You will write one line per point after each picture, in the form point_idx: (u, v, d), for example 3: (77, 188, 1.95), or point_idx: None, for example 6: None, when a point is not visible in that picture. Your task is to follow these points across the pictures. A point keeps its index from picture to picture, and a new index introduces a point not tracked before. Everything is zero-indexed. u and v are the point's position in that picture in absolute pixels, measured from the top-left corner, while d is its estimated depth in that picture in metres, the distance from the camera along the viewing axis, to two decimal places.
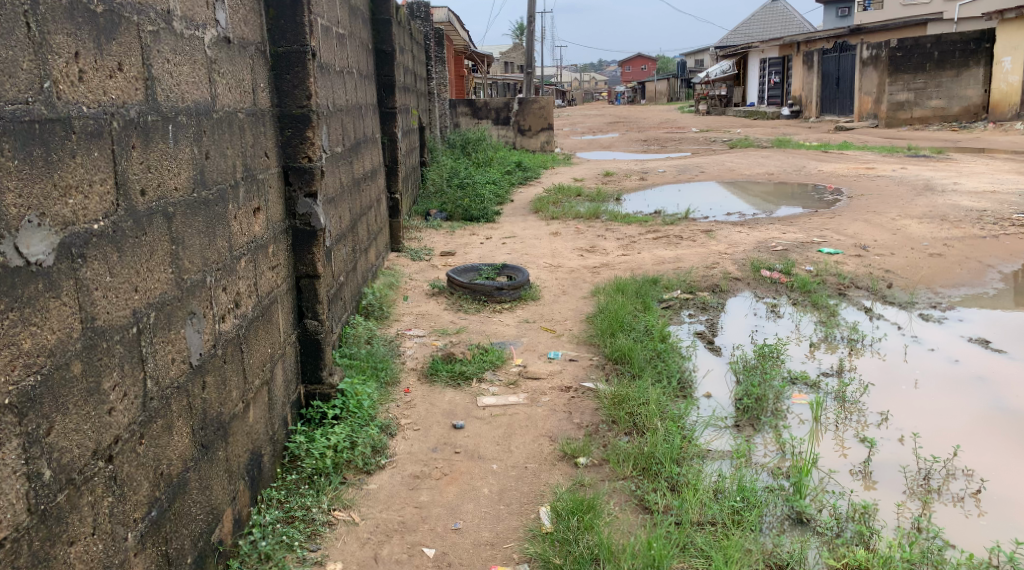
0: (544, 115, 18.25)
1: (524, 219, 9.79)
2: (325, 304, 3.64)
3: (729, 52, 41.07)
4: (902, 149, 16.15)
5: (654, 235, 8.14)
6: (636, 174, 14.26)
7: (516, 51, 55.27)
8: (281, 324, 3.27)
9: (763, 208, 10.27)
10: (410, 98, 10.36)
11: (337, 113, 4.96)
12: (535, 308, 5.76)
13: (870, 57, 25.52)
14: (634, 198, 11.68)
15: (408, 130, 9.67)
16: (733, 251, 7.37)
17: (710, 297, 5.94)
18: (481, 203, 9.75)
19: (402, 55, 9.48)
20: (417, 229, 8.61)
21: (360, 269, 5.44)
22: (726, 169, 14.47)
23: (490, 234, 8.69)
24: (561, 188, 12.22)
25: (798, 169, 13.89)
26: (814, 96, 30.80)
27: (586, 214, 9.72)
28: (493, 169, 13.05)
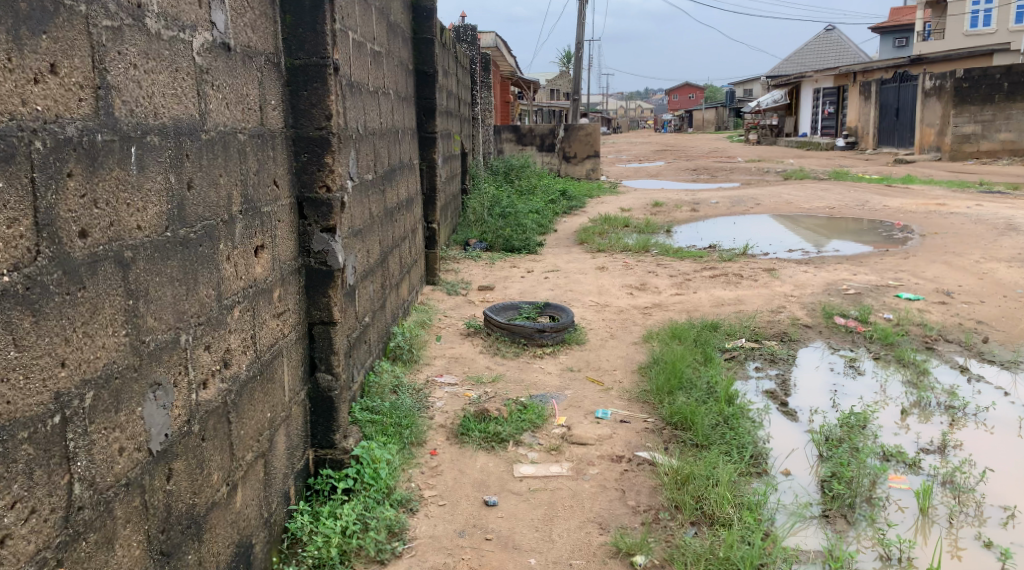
0: (590, 143, 17.80)
1: (569, 250, 9.27)
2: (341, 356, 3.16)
3: (782, 81, 40.24)
4: (972, 184, 15.27)
5: (710, 272, 7.55)
6: (687, 204, 13.64)
7: (562, 78, 55.05)
8: (286, 381, 2.78)
9: (827, 244, 9.60)
10: (452, 122, 9.97)
11: (369, 137, 4.52)
12: (582, 354, 5.21)
13: (933, 88, 24.57)
14: (686, 230, 11.08)
15: (449, 155, 9.24)
16: (799, 293, 6.74)
17: (779, 348, 5.33)
18: (524, 233, 9.26)
19: (445, 78, 9.09)
20: (455, 260, 8.13)
21: (389, 307, 4.96)
22: (782, 202, 13.79)
23: (532, 266, 8.18)
24: (608, 219, 11.67)
25: (861, 203, 13.13)
26: (872, 127, 29.83)
27: (635, 247, 9.16)
28: (537, 198, 12.56)
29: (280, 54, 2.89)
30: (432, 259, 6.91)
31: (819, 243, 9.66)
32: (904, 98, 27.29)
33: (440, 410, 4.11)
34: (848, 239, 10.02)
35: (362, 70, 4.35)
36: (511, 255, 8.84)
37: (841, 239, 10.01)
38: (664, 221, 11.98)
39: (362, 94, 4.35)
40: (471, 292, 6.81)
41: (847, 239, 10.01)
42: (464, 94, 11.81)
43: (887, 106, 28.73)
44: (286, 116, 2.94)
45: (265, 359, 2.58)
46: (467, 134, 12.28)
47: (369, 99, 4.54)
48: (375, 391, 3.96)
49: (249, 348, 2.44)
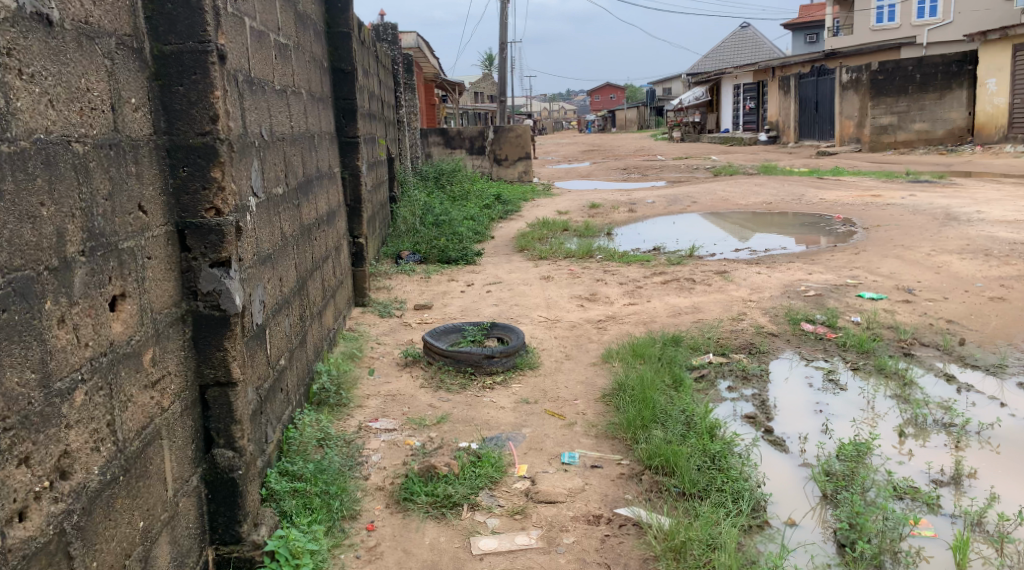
0: (521, 144, 17.31)
1: (509, 259, 8.68)
2: (247, 424, 2.51)
3: (702, 79, 40.63)
4: (900, 174, 15.27)
5: (662, 278, 7.07)
6: (625, 204, 13.23)
7: (484, 81, 54.56)
8: (167, 472, 2.14)
9: (772, 242, 9.26)
10: (376, 126, 9.27)
11: (277, 146, 3.84)
12: (536, 381, 4.63)
13: (850, 81, 24.95)
14: (627, 232, 10.64)
15: (374, 162, 8.54)
16: (759, 297, 6.31)
17: (750, 363, 4.83)
18: (459, 243, 8.64)
19: (365, 79, 8.39)
20: (386, 275, 7.44)
21: (310, 341, 4.26)
22: (718, 198, 13.50)
23: (471, 279, 7.56)
24: (546, 223, 11.15)
25: (797, 196, 12.93)
26: (793, 121, 30.22)
27: (578, 253, 8.64)
28: (470, 203, 11.94)
29: (142, 36, 2.19)
30: (360, 277, 6.22)
31: (764, 241, 9.32)
32: (822, 91, 27.70)
33: (376, 466, 3.48)
34: (793, 236, 9.71)
35: (263, 66, 3.66)
36: (447, 267, 8.21)
37: (785, 236, 9.70)
38: (603, 223, 11.53)
39: (266, 93, 3.66)
40: (407, 313, 6.16)
41: (791, 235, 9.70)
42: (386, 95, 11.11)
43: (806, 100, 29.13)
44: (154, 118, 2.24)
45: (130, 452, 1.96)
46: (393, 138, 11.57)
47: (275, 100, 3.85)
48: (296, 451, 3.39)
49: (105, 440, 1.86)
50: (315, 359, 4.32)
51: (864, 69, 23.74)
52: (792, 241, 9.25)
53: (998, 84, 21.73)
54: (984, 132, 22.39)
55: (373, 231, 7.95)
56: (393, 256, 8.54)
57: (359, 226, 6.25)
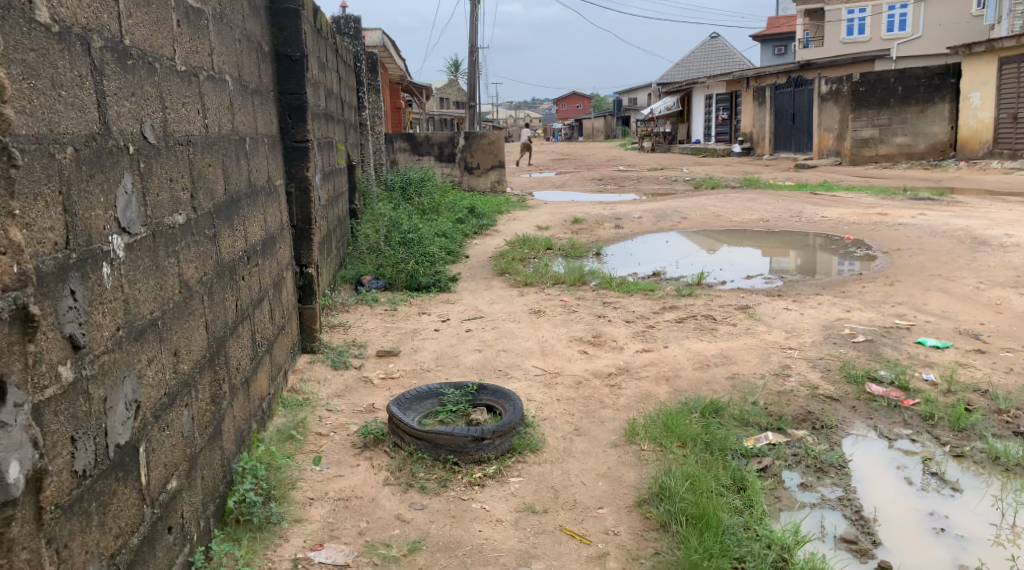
0: (494, 152, 16.19)
1: (489, 286, 7.50)
2: None
3: (674, 89, 39.92)
4: (897, 191, 14.36)
5: (675, 315, 5.95)
6: (609, 219, 12.11)
7: (451, 87, 53.38)
8: None
9: (784, 268, 8.20)
10: (335, 130, 8.05)
11: (178, 152, 2.65)
12: (542, 474, 3.46)
13: (829, 92, 24.02)
14: (618, 253, 9.52)
15: (332, 171, 7.31)
16: (798, 343, 5.21)
17: (822, 450, 3.66)
18: (431, 266, 7.44)
19: (321, 72, 7.15)
20: (345, 307, 6.21)
21: (230, 426, 3.06)
22: (709, 213, 12.41)
23: (446, 312, 6.36)
24: (527, 241, 10.00)
25: (796, 213, 11.92)
26: (767, 133, 29.36)
27: (568, 279, 7.49)
28: (442, 217, 10.75)
29: None
30: (308, 317, 4.95)
31: (775, 268, 8.25)
32: (798, 103, 26.91)
33: None
34: (804, 260, 8.67)
35: (155, 34, 2.48)
36: (417, 295, 6.99)
37: (795, 261, 8.65)
38: (589, 242, 10.41)
39: (158, 74, 2.48)
40: (370, 360, 4.94)
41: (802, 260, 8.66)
42: (347, 95, 9.88)
43: (781, 111, 28.38)
44: None
45: None
46: (354, 144, 10.34)
47: (174, 84, 2.65)
48: None
49: None
50: (232, 456, 3.07)
51: (845, 80, 22.91)
52: (810, 266, 8.17)
53: (982, 98, 21.06)
54: (967, 148, 21.69)
55: (329, 253, 6.70)
56: (354, 281, 7.30)
57: (308, 252, 4.98)
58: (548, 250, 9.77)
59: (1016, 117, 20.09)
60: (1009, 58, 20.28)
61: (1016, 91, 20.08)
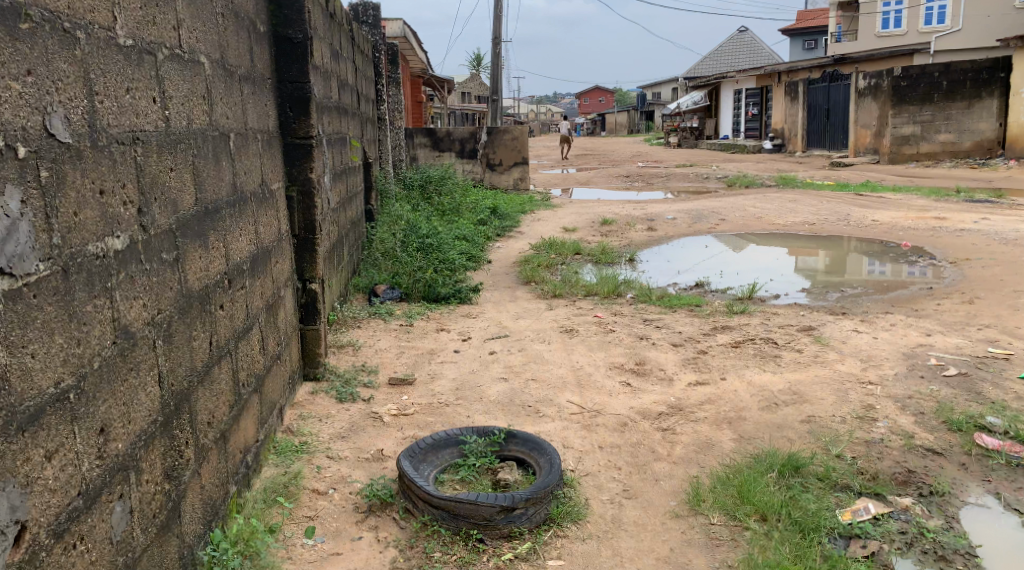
0: (517, 147, 15.49)
1: (515, 298, 6.80)
2: None
3: (702, 84, 38.97)
4: (947, 192, 13.47)
5: (728, 338, 5.22)
6: (641, 221, 11.37)
7: (473, 81, 52.73)
8: None
9: (841, 281, 7.44)
10: (349, 125, 7.39)
11: (116, 151, 1.98)
12: (588, 557, 2.77)
13: (868, 87, 22.90)
14: (653, 259, 8.79)
15: (344, 169, 6.65)
16: (878, 377, 4.47)
17: (938, 528, 2.94)
18: (451, 276, 6.76)
19: (332, 61, 6.49)
20: (355, 324, 5.55)
21: (195, 504, 2.39)
22: (748, 216, 11.61)
23: (468, 330, 5.68)
24: (554, 245, 9.29)
25: (842, 216, 11.11)
26: (799, 129, 28.30)
27: (602, 290, 6.78)
28: (463, 219, 10.08)
29: None
30: (311, 340, 4.25)
31: (831, 280, 7.49)
32: (832, 98, 25.89)
33: None
34: (860, 271, 7.90)
35: None
36: (436, 308, 6.31)
37: (851, 272, 7.88)
38: (621, 247, 9.67)
39: (82, 46, 1.83)
40: (381, 390, 4.27)
41: (859, 271, 7.90)
42: (364, 88, 9.23)
43: (814, 107, 27.36)
44: None
45: None
46: (371, 140, 9.69)
47: (112, 60, 1.98)
48: None
49: None
50: (195, 539, 2.43)
51: (884, 74, 21.86)
52: (869, 279, 7.41)
53: None
54: (1017, 146, 20.55)
55: (339, 261, 6.04)
56: (367, 291, 6.64)
57: (312, 266, 4.27)
58: (577, 256, 9.05)
59: None
60: None
61: None
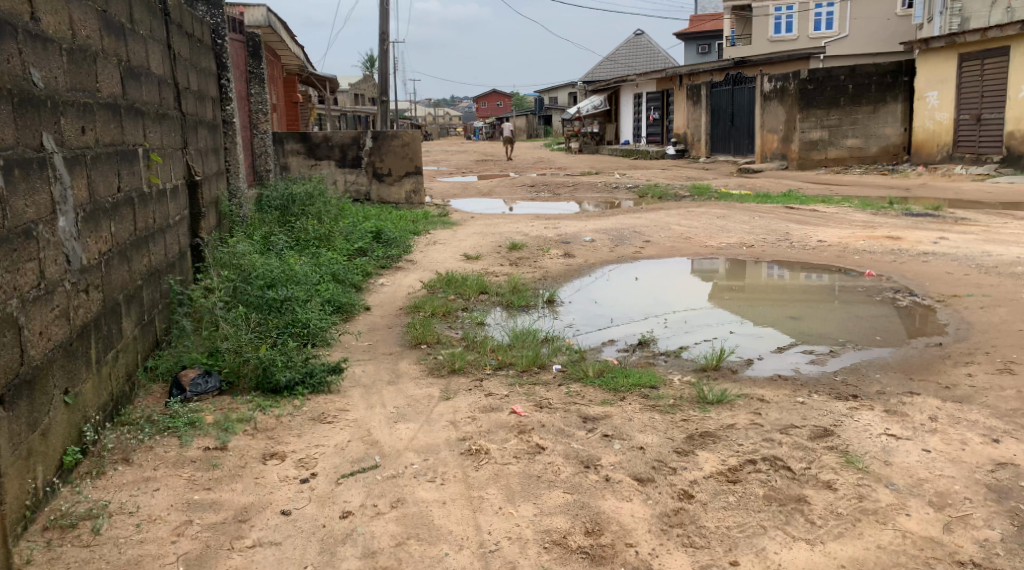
0: (408, 155, 13.42)
1: (394, 379, 4.80)
2: None
3: (601, 87, 37.85)
4: (882, 203, 12.18)
5: (714, 457, 3.38)
6: (554, 245, 9.54)
7: (364, 84, 50.27)
8: None
9: (789, 314, 6.35)
10: (150, 136, 5.24)
11: None
12: None
13: (772, 90, 21.53)
14: (576, 300, 6.96)
15: (129, 200, 4.47)
16: (977, 547, 2.73)
17: None
18: (297, 353, 4.72)
19: (102, 39, 4.38)
20: (128, 462, 3.45)
21: None
22: (677, 234, 9.95)
23: (314, 455, 3.64)
24: (452, 284, 7.32)
25: (783, 233, 9.55)
26: (703, 134, 27.28)
27: (519, 363, 4.86)
28: (335, 249, 7.96)
29: None
30: None
31: (778, 314, 6.39)
32: (736, 102, 24.97)
33: None
34: (801, 300, 6.85)
35: None
36: (271, 409, 4.22)
37: (792, 302, 6.81)
38: (532, 282, 7.75)
39: None
40: None
41: (830, 312, 6.36)
42: (189, 83, 7.06)
43: (717, 111, 26.45)
44: None
45: None
46: (205, 152, 7.50)
47: None
48: None
49: None
50: None
51: (791, 76, 20.44)
52: (851, 325, 5.86)
53: (940, 98, 19.31)
54: (923, 151, 19.85)
55: (107, 349, 3.89)
56: (170, 379, 4.48)
57: None
58: (480, 298, 7.11)
59: (979, 118, 18.39)
60: (969, 54, 18.55)
61: (977, 90, 18.42)
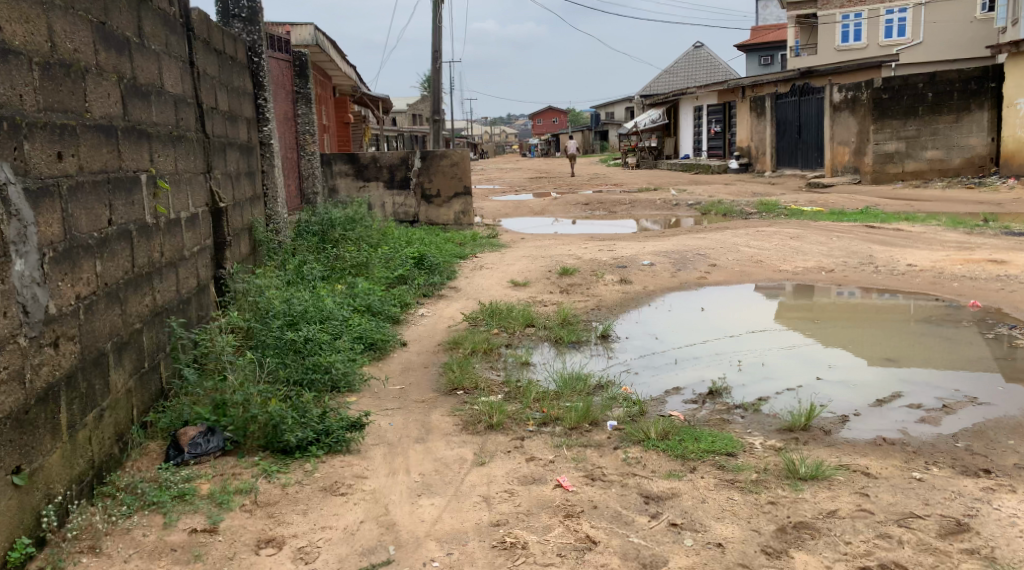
0: (457, 174, 12.88)
1: (424, 436, 4.16)
2: None
3: (660, 101, 36.98)
4: (974, 220, 11.12)
5: (814, 563, 2.65)
6: (611, 270, 8.83)
7: (421, 103, 50.41)
8: None
9: (863, 339, 5.90)
10: (159, 161, 4.75)
11: None
12: None
13: (842, 101, 20.41)
14: (636, 334, 6.24)
15: (125, 233, 3.96)
16: None
17: None
18: (313, 405, 4.13)
19: (97, 53, 3.90)
20: (97, 556, 2.90)
21: None
22: (745, 257, 9.13)
23: (318, 543, 3.03)
24: (498, 316, 6.69)
25: (867, 255, 8.65)
26: (767, 147, 26.19)
27: (568, 418, 4.17)
28: (373, 276, 7.41)
29: None
30: None
31: (850, 338, 5.93)
32: (803, 113, 23.85)
33: None
34: (874, 321, 6.38)
35: None
36: (277, 476, 3.63)
37: (864, 323, 6.34)
38: (584, 313, 7.05)
39: None
40: None
41: (907, 335, 5.90)
42: (217, 103, 6.62)
43: (782, 123, 25.35)
44: None
45: None
46: (235, 176, 7.03)
47: None
48: None
49: None
50: None
51: (863, 86, 19.30)
52: (934, 351, 5.41)
53: None
54: (1013, 162, 18.51)
55: (88, 408, 3.35)
56: (170, 438, 3.94)
57: None
58: (520, 333, 6.39)
59: None
60: None
61: None
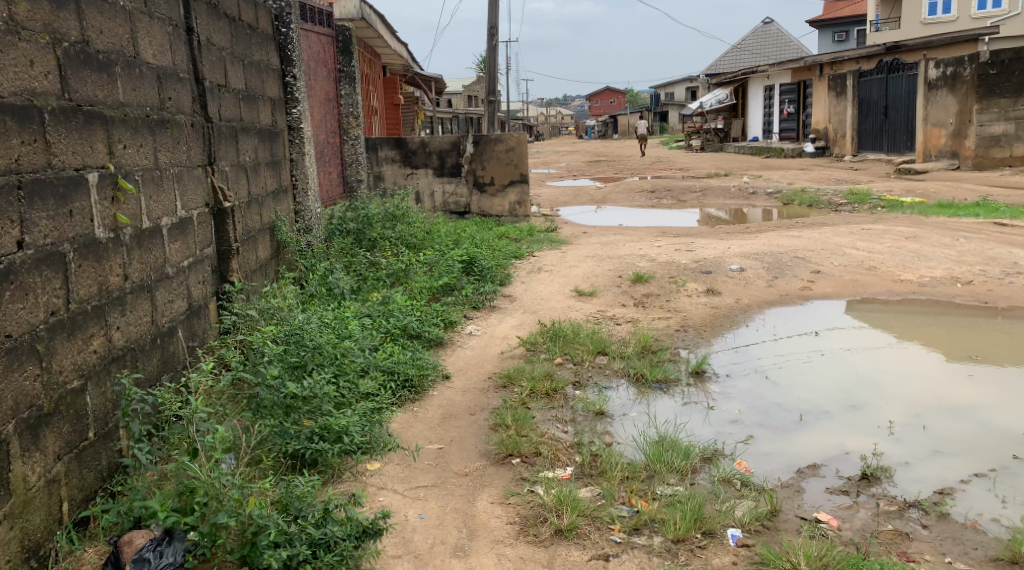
0: (512, 160, 11.57)
1: (467, 545, 2.96)
2: None
3: (727, 80, 35.12)
4: None
5: None
6: (694, 276, 7.53)
7: (477, 85, 49.31)
8: None
9: (953, 352, 5.33)
10: (128, 153, 3.58)
11: None
12: None
13: (942, 77, 18.77)
14: (738, 370, 4.94)
15: (52, 258, 2.84)
16: None
17: None
18: (313, 495, 2.98)
19: (13, 2, 2.75)
20: None
21: None
22: (855, 262, 7.74)
23: None
24: (564, 341, 5.49)
25: (1009, 262, 7.19)
26: (848, 129, 24.29)
27: (678, 525, 2.92)
28: (416, 285, 6.24)
29: None
30: None
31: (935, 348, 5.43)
32: (890, 92, 21.94)
33: None
34: (988, 345, 5.45)
35: None
36: None
37: (946, 330, 5.86)
38: (666, 335, 5.78)
39: None
40: None
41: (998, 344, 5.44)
42: (227, 79, 5.46)
43: (866, 102, 23.42)
44: None
45: None
46: (250, 167, 5.89)
47: None
48: None
49: None
50: None
51: (966, 61, 17.68)
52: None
53: None
54: None
55: None
56: (113, 544, 2.81)
57: None
58: (587, 366, 5.16)
59: None
60: None
61: None
